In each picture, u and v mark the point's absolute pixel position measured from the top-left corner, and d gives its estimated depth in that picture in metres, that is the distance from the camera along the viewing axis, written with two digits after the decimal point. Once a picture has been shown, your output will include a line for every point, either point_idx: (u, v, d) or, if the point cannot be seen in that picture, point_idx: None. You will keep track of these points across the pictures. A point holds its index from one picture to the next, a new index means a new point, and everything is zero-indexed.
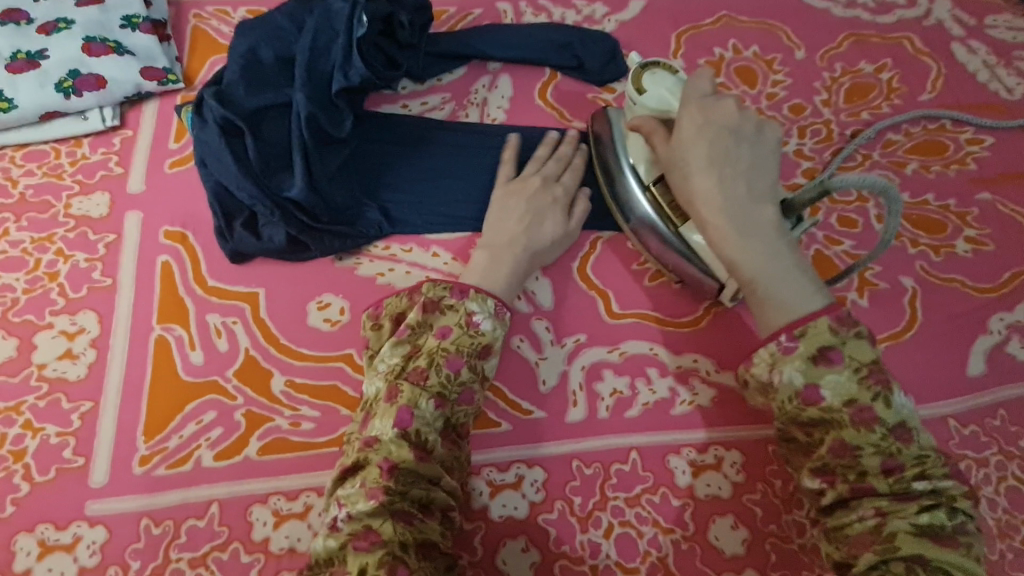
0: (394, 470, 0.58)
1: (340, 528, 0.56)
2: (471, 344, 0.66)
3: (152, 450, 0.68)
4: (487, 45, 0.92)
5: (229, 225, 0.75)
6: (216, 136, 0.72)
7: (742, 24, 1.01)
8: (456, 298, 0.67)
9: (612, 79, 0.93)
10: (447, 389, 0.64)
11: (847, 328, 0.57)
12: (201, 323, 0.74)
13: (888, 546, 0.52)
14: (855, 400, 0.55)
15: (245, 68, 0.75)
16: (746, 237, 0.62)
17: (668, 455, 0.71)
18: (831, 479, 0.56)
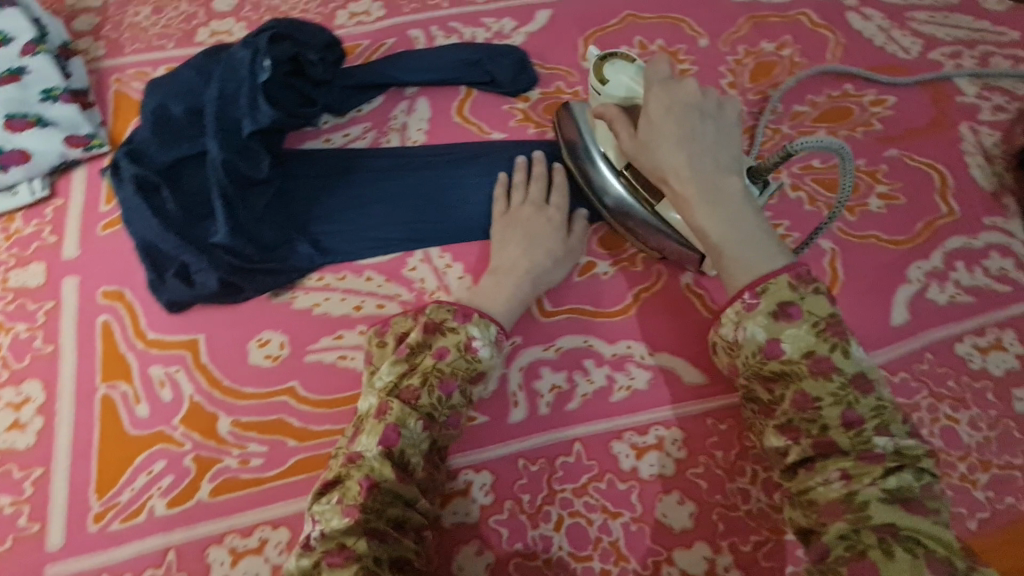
0: (372, 488, 0.57)
1: (313, 545, 0.55)
2: (466, 369, 0.66)
3: (106, 506, 0.69)
4: (399, 72, 0.95)
5: (162, 277, 0.77)
6: (134, 194, 0.74)
7: (645, 20, 1.05)
8: (459, 322, 0.67)
9: (525, 88, 0.97)
10: (437, 410, 0.64)
11: (806, 286, 0.57)
12: (144, 377, 0.76)
13: (859, 515, 0.50)
14: (813, 352, 0.55)
15: (156, 125, 0.77)
16: (714, 204, 0.62)
17: (611, 442, 0.73)
18: (796, 436, 0.56)
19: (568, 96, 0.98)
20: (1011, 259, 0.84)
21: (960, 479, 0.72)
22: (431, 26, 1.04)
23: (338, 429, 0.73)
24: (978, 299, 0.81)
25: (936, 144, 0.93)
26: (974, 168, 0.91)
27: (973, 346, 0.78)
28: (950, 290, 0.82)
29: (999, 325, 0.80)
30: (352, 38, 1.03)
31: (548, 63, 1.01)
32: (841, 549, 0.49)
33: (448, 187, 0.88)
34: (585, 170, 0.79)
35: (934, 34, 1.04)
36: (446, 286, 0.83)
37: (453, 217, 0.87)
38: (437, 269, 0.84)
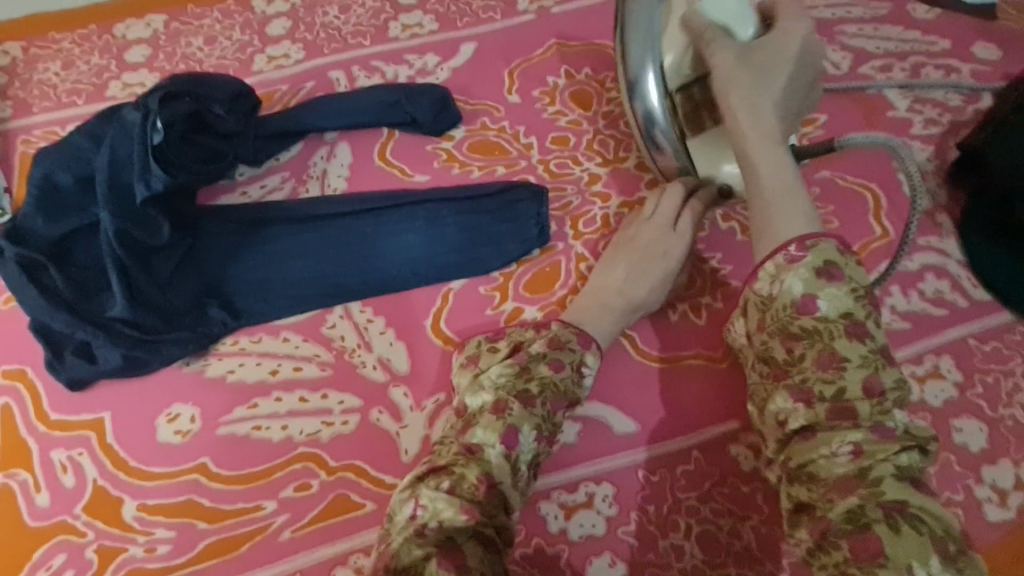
0: (491, 486, 0.59)
1: (426, 535, 0.54)
2: (573, 391, 0.69)
3: None
4: (316, 118, 0.93)
5: (60, 355, 0.73)
6: (17, 274, 0.71)
7: (571, 48, 1.03)
8: (580, 343, 0.72)
9: (448, 127, 0.95)
10: (546, 423, 0.66)
11: (850, 255, 0.57)
12: (46, 463, 0.72)
13: (873, 491, 0.50)
14: (850, 314, 0.55)
15: (41, 196, 0.74)
16: (780, 156, 0.63)
17: (539, 502, 0.70)
18: (809, 400, 0.55)
19: (493, 132, 0.96)
20: (947, 281, 0.82)
21: None
22: (352, 66, 1.01)
23: (250, 507, 0.69)
24: (915, 325, 0.79)
25: (868, 160, 0.91)
26: (907, 185, 0.89)
27: (910, 376, 0.76)
28: (886, 317, 0.80)
29: (936, 351, 0.77)
30: (270, 83, 1.00)
31: (472, 99, 0.99)
32: (845, 525, 0.49)
33: (369, 235, 0.85)
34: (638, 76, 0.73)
35: (864, 47, 1.02)
36: (367, 343, 0.79)
37: (376, 268, 0.84)
38: (358, 324, 0.80)
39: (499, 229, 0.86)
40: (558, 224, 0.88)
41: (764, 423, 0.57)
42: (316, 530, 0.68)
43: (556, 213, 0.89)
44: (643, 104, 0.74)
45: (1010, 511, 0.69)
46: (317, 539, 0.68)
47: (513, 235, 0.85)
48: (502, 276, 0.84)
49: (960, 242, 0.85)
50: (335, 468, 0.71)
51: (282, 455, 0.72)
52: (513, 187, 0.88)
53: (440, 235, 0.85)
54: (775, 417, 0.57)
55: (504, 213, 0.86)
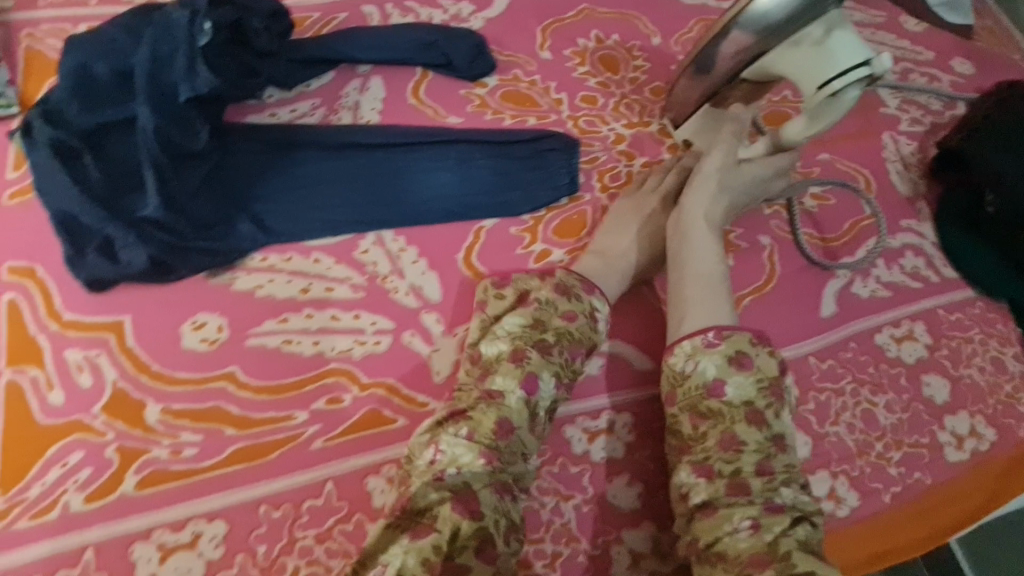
0: (510, 433, 0.64)
1: (445, 482, 0.60)
2: (587, 337, 0.73)
3: (10, 503, 0.62)
4: (353, 49, 0.92)
5: (81, 252, 0.71)
6: (50, 158, 0.70)
7: (601, 15, 1.07)
8: (591, 294, 0.74)
9: (482, 74, 0.97)
10: (563, 370, 0.70)
11: (762, 346, 0.67)
12: (60, 361, 0.69)
13: (780, 563, 0.56)
14: (751, 403, 0.64)
15: (76, 85, 0.71)
16: (711, 254, 0.76)
17: (565, 426, 0.74)
18: (710, 476, 0.62)
19: (525, 84, 0.98)
20: (923, 259, 0.92)
21: (877, 456, 0.78)
22: (387, 3, 1.01)
23: (281, 416, 0.70)
24: (895, 294, 0.89)
25: (861, 149, 1.01)
26: (893, 174, 0.99)
27: (890, 336, 0.86)
28: (871, 285, 0.89)
29: (911, 317, 0.87)
30: (302, 9, 0.98)
31: (506, 50, 1.01)
32: None
33: (402, 170, 0.86)
34: (754, 21, 0.73)
35: None
36: (399, 270, 0.80)
37: (408, 201, 0.84)
38: (390, 252, 0.81)
39: (529, 175, 0.89)
40: (585, 176, 0.92)
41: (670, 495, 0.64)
42: (349, 440, 0.69)
43: (584, 166, 0.93)
44: (733, 36, 0.75)
45: (965, 453, 0.80)
46: (350, 449, 0.69)
47: (544, 182, 0.89)
48: (532, 219, 0.87)
49: (935, 227, 0.95)
50: (367, 384, 0.73)
51: (313, 368, 0.73)
52: (546, 138, 0.91)
53: (472, 176, 0.87)
54: (680, 491, 0.64)
55: (533, 160, 0.90)
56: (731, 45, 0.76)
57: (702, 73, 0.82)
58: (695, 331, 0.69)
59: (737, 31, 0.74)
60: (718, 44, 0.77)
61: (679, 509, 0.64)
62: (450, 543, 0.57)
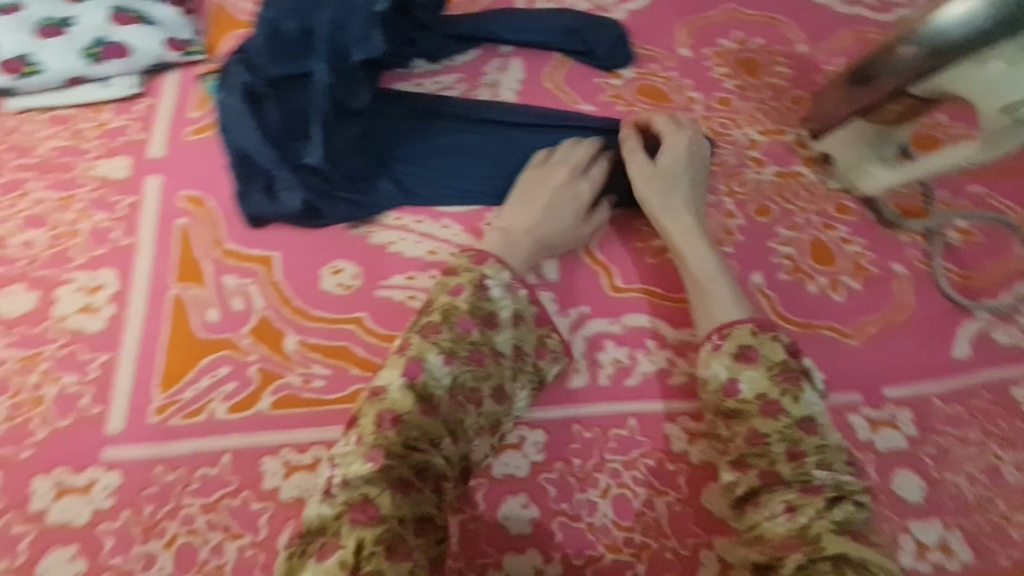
0: (397, 421, 0.58)
1: (334, 494, 0.54)
2: (482, 309, 0.67)
3: (168, 401, 0.70)
4: (500, 29, 0.95)
5: (248, 188, 0.79)
6: (240, 101, 0.78)
7: (747, 16, 1.04)
8: (472, 262, 0.69)
9: (619, 64, 0.97)
10: (457, 346, 0.64)
11: (765, 333, 0.66)
12: (218, 284, 0.76)
13: (814, 547, 0.54)
14: (765, 394, 0.63)
15: (268, 38, 0.79)
16: (701, 254, 0.76)
17: (665, 423, 0.74)
18: (745, 469, 0.62)
19: (660, 80, 0.97)
20: None
21: (999, 515, 0.72)
22: None
23: None
24: None
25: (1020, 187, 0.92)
26: None
27: None
28: (1015, 334, 0.82)
29: None
30: None
31: (644, 44, 1.00)
32: None
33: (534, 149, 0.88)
34: (930, 40, 0.68)
35: None
36: None
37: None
38: None
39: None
40: (712, 178, 0.90)
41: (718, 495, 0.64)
42: None
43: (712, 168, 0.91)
44: (902, 52, 0.72)
45: None
46: None
47: None
48: None
49: None
50: None
51: None
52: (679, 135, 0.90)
53: None
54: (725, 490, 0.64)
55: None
56: (898, 61, 0.73)
57: (860, 86, 0.80)
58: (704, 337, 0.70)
59: (906, 48, 0.71)
60: (884, 58, 0.74)
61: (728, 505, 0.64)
62: (356, 555, 0.49)
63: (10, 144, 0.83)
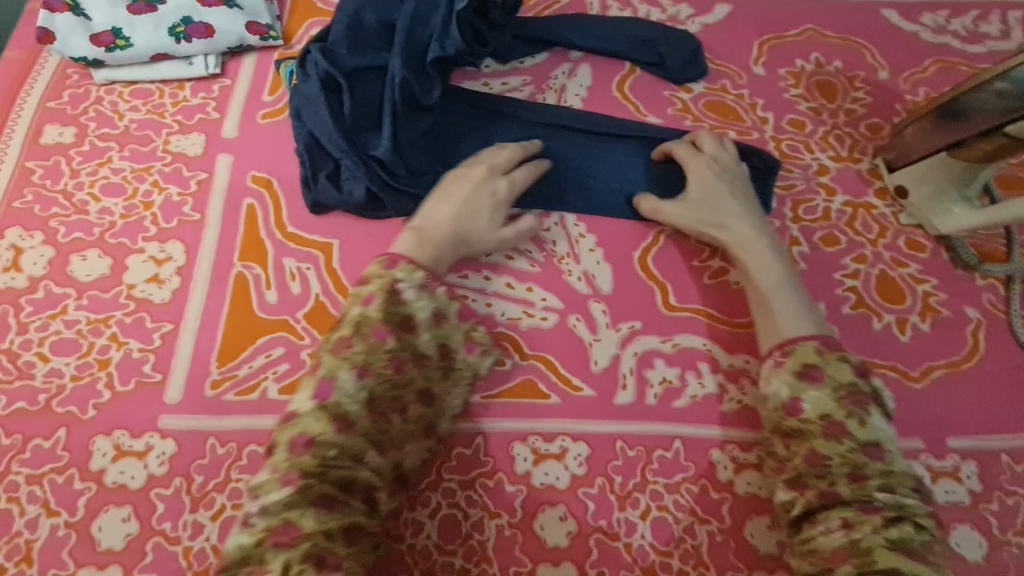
0: (312, 445, 0.56)
1: (255, 523, 0.53)
2: (394, 316, 0.64)
3: (224, 376, 0.72)
4: (573, 34, 0.95)
5: (315, 175, 0.79)
6: (317, 89, 0.79)
7: (826, 38, 1.00)
8: (384, 267, 0.66)
9: (690, 78, 0.95)
10: (372, 357, 0.62)
11: (831, 352, 0.65)
12: (279, 266, 0.78)
13: (865, 561, 0.54)
14: (829, 415, 0.61)
15: (350, 29, 0.81)
16: (760, 261, 0.74)
17: (711, 449, 0.72)
18: (802, 487, 0.61)
19: (732, 97, 0.95)
20: None
21: None
22: None
23: None
24: None
25: None
26: None
27: None
28: None
29: None
30: None
31: (718, 59, 0.98)
32: None
33: (597, 159, 0.86)
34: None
35: None
36: (576, 255, 0.82)
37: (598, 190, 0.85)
38: (570, 236, 0.83)
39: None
40: (779, 202, 0.87)
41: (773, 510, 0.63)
42: (505, 403, 0.73)
43: (779, 191, 0.88)
44: (996, 87, 0.71)
45: None
46: (505, 410, 0.72)
47: None
48: None
49: None
50: (528, 355, 0.75)
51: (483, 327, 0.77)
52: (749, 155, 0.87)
53: (665, 178, 0.86)
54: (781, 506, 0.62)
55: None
56: (990, 96, 0.72)
57: (948, 121, 0.78)
58: (766, 351, 0.69)
59: (1001, 83, 0.70)
60: (974, 94, 0.74)
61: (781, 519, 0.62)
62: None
63: (95, 114, 0.86)
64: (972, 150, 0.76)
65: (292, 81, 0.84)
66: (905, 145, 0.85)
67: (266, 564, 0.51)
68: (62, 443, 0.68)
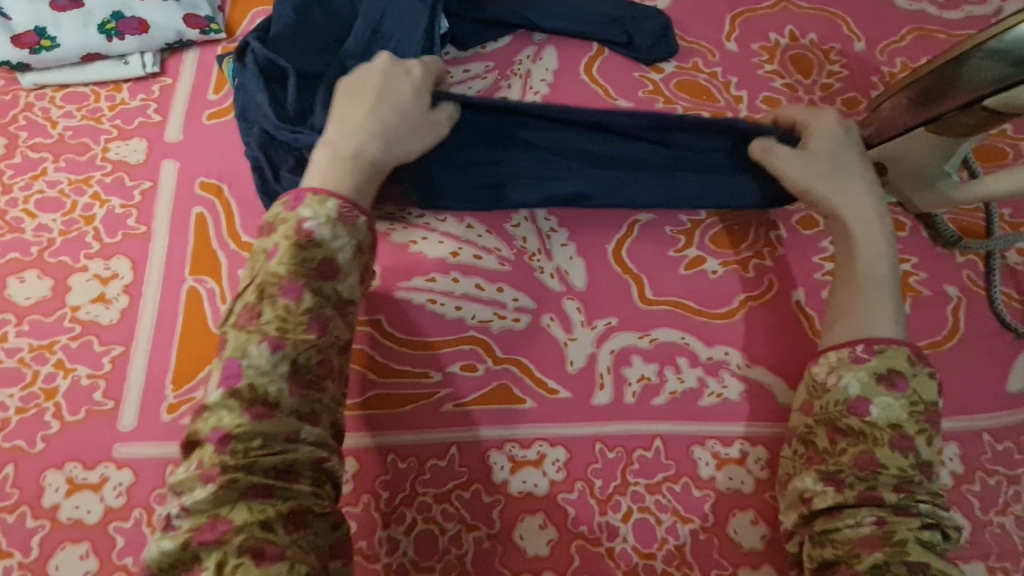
0: (228, 440, 0.52)
1: (180, 526, 0.50)
2: (306, 266, 0.58)
3: (180, 399, 0.68)
4: (536, 15, 0.90)
5: (275, 172, 0.74)
6: (256, 82, 0.75)
7: (800, 9, 0.96)
8: (287, 213, 0.61)
9: (661, 58, 0.91)
10: (288, 322, 0.57)
11: (921, 365, 0.62)
12: (233, 278, 0.73)
13: (897, 550, 0.54)
14: (899, 426, 0.59)
15: (294, 21, 0.78)
16: (873, 245, 0.68)
17: (692, 446, 0.70)
18: (839, 486, 0.59)
19: (704, 76, 0.91)
20: None
21: None
22: None
23: (419, 372, 0.72)
24: None
25: None
26: None
27: None
28: None
29: None
30: None
31: (689, 36, 0.94)
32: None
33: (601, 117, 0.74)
34: (1006, 47, 0.65)
35: None
36: (548, 251, 0.78)
37: (609, 155, 0.75)
38: (541, 231, 0.79)
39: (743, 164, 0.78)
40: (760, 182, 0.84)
41: (789, 497, 0.62)
42: (479, 410, 0.70)
43: None
44: (971, 59, 0.68)
45: None
46: (479, 417, 0.70)
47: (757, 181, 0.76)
48: (690, 222, 0.81)
49: None
50: (501, 359, 0.73)
51: (453, 332, 0.74)
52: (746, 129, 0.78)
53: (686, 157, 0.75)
54: (801, 496, 0.61)
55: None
56: (963, 71, 0.69)
57: (920, 96, 0.73)
58: (841, 342, 0.65)
59: (977, 56, 0.67)
60: (946, 70, 0.70)
61: (796, 510, 0.61)
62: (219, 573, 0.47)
63: (26, 122, 0.80)
64: (949, 124, 0.73)
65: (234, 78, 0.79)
66: (880, 123, 0.79)
67: (201, 563, 0.48)
68: (12, 480, 0.65)
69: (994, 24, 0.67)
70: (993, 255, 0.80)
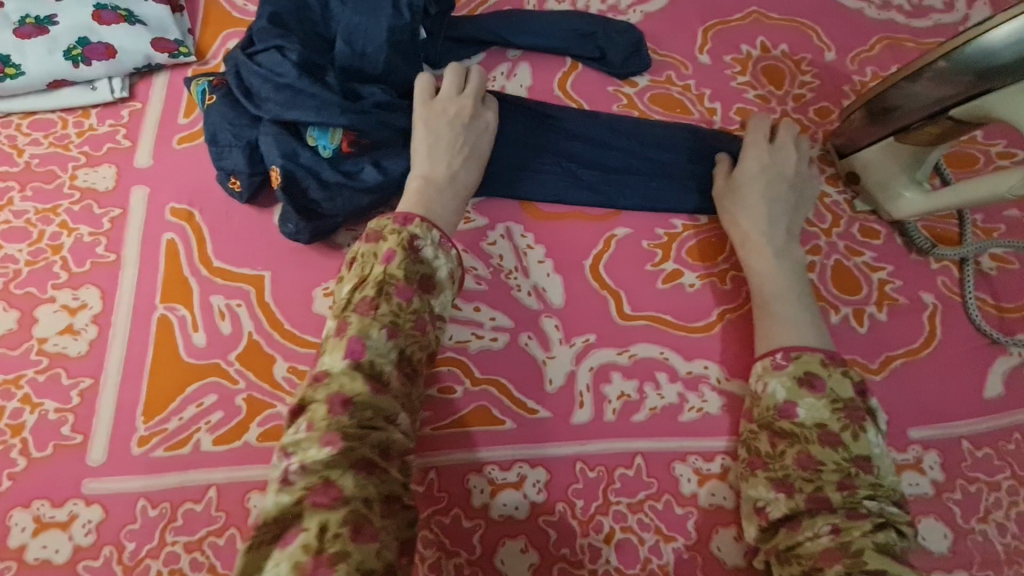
0: (349, 405, 0.53)
1: (294, 482, 0.49)
2: (416, 273, 0.61)
3: (152, 431, 0.67)
4: (509, 32, 0.90)
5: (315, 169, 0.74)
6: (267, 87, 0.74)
7: (772, 21, 0.97)
8: (398, 224, 0.63)
9: (635, 72, 0.91)
10: (400, 317, 0.59)
11: (835, 366, 0.64)
12: (205, 305, 0.72)
13: (855, 560, 0.53)
14: (824, 425, 0.60)
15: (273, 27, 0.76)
16: (772, 265, 0.73)
17: (673, 463, 0.70)
18: (789, 491, 0.60)
19: (677, 89, 0.91)
20: None
21: None
22: None
23: None
24: None
25: None
26: None
27: None
28: None
29: None
30: None
31: (662, 49, 0.94)
32: None
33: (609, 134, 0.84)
34: (967, 57, 0.65)
35: None
36: (525, 268, 0.78)
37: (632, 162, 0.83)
38: (517, 248, 0.79)
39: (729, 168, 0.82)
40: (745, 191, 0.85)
41: (745, 510, 0.62)
42: (458, 432, 0.69)
43: None
44: (936, 67, 0.68)
45: None
46: (458, 439, 0.69)
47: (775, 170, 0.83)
48: (667, 235, 0.81)
49: None
50: (479, 379, 0.72)
51: None
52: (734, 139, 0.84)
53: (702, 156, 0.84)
54: (755, 505, 0.61)
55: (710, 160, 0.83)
56: (929, 79, 0.69)
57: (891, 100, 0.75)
58: (765, 351, 0.68)
59: (942, 63, 0.67)
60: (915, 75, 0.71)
61: (755, 522, 0.61)
62: (320, 539, 0.45)
63: None
64: (919, 129, 0.73)
65: (207, 99, 0.78)
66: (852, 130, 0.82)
67: (304, 521, 0.46)
68: None
69: (962, 33, 0.66)
70: (969, 261, 0.80)
